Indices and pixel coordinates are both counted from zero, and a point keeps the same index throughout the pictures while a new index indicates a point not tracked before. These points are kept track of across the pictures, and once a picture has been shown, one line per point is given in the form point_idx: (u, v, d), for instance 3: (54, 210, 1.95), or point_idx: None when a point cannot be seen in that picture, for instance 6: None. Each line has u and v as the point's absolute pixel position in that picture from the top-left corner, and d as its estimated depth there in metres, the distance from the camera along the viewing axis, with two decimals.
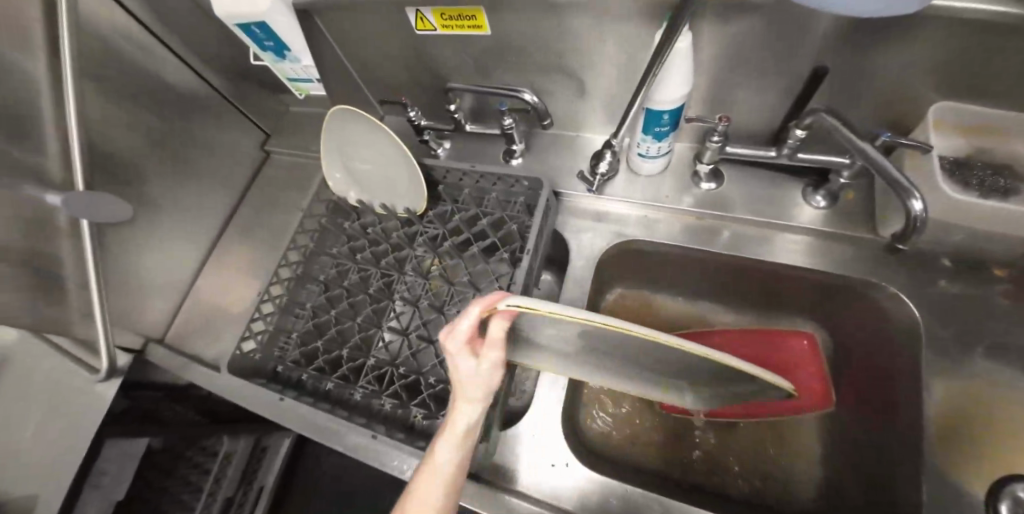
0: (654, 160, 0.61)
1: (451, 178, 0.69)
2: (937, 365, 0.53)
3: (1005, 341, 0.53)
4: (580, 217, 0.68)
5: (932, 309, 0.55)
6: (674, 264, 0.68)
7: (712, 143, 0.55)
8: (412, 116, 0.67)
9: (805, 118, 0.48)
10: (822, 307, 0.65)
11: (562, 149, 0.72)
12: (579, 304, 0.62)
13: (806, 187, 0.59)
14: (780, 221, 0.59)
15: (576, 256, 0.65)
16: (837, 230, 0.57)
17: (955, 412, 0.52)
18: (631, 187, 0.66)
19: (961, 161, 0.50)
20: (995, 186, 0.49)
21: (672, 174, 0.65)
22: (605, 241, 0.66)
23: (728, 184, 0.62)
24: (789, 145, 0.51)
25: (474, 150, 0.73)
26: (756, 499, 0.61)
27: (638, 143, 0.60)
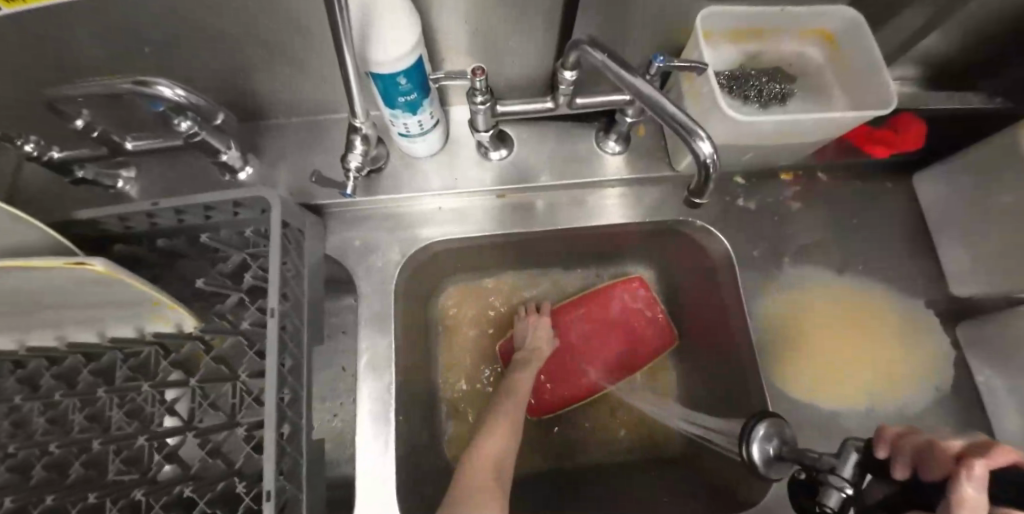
0: (424, 137, 0.47)
1: (136, 225, 0.44)
2: (758, 287, 0.51)
3: (804, 243, 0.53)
4: (359, 229, 0.52)
5: (742, 231, 0.52)
6: (490, 251, 0.57)
7: (478, 106, 0.42)
8: (31, 151, 0.41)
9: (568, 55, 0.37)
10: (649, 249, 0.59)
11: (306, 143, 0.52)
12: (386, 348, 0.47)
13: (598, 132, 0.51)
14: (582, 178, 0.50)
15: (366, 283, 0.49)
16: (642, 174, 0.50)
17: (780, 327, 0.51)
18: (410, 175, 0.51)
19: (736, 73, 0.46)
20: (771, 93, 0.45)
21: (455, 150, 0.52)
22: (399, 252, 0.51)
23: (519, 147, 0.52)
24: (564, 92, 0.41)
25: (175, 173, 0.50)
26: (639, 469, 0.57)
27: (391, 121, 0.44)
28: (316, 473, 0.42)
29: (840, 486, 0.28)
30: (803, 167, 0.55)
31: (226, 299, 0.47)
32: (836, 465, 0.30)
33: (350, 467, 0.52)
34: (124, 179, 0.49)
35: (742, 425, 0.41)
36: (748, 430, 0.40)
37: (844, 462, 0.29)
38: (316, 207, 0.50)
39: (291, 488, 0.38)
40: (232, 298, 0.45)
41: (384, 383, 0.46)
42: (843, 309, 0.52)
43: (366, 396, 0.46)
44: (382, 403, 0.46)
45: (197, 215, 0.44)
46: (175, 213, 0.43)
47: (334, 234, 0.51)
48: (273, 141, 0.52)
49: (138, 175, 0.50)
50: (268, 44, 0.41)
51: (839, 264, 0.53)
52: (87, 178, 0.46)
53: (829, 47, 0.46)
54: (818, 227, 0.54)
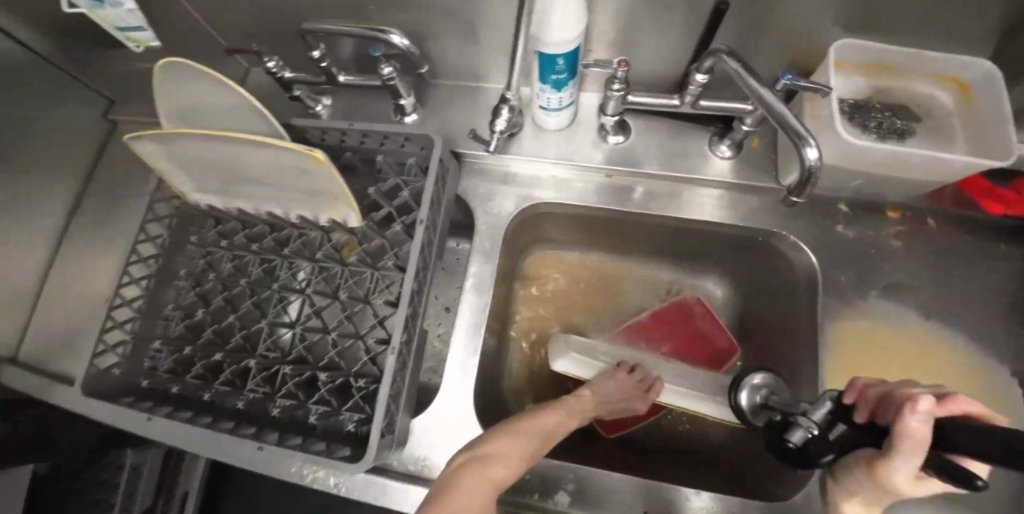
0: (558, 112, 0.55)
1: (330, 139, 0.58)
2: (834, 311, 0.54)
3: (893, 282, 0.55)
4: (485, 179, 0.62)
5: (831, 255, 0.55)
6: (587, 223, 0.64)
7: (613, 92, 0.49)
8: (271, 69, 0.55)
9: (704, 60, 0.42)
10: (734, 256, 0.63)
11: (462, 101, 0.63)
12: (488, 277, 0.57)
13: (713, 136, 0.56)
14: (687, 174, 0.56)
15: (482, 223, 0.59)
16: (743, 181, 0.55)
17: (848, 352, 0.53)
18: (537, 142, 0.60)
19: (861, 102, 0.49)
20: (891, 127, 0.49)
21: (580, 128, 0.60)
22: (513, 204, 0.60)
23: (637, 136, 0.58)
24: (691, 92, 0.47)
25: (358, 106, 0.63)
26: (674, 450, 0.62)
27: (537, 95, 0.53)
28: (416, 357, 0.52)
29: (808, 426, 0.37)
30: (911, 210, 0.56)
31: (376, 210, 0.59)
32: (810, 409, 0.39)
33: (433, 371, 0.63)
34: (322, 106, 0.63)
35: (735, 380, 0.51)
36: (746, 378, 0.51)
37: (817, 409, 0.38)
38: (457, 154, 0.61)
39: (400, 357, 0.49)
40: (382, 211, 0.57)
41: (479, 306, 0.56)
42: (920, 353, 0.53)
43: (464, 311, 0.55)
44: (475, 320, 0.55)
45: (374, 141, 0.57)
46: (360, 136, 0.57)
47: (465, 178, 0.62)
48: (435, 95, 0.63)
49: (333, 103, 0.64)
50: (459, 16, 0.51)
51: (926, 310, 0.54)
52: (300, 97, 0.61)
53: (963, 96, 0.48)
54: (913, 270, 0.55)
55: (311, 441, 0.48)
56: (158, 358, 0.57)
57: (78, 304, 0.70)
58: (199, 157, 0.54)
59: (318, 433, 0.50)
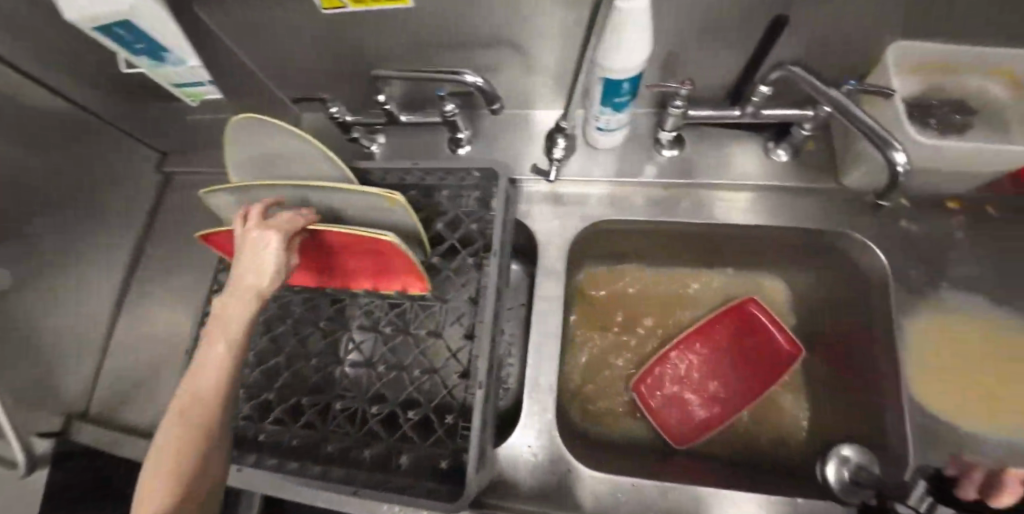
0: (613, 133, 0.57)
1: (392, 177, 0.60)
2: (907, 306, 0.54)
3: (963, 272, 0.55)
4: (542, 202, 0.63)
5: (898, 251, 0.55)
6: (644, 238, 0.64)
7: (674, 109, 0.50)
8: (335, 112, 0.58)
9: (770, 72, 0.44)
10: (793, 259, 0.64)
11: (513, 129, 0.64)
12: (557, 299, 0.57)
13: (766, 143, 0.57)
14: (744, 181, 0.57)
15: (545, 245, 0.60)
16: (802, 184, 0.56)
17: (926, 345, 0.53)
18: (591, 163, 0.61)
19: (919, 101, 0.50)
20: (950, 122, 0.50)
21: (633, 146, 0.61)
22: (574, 225, 0.61)
23: (691, 148, 0.59)
24: (754, 103, 0.48)
25: (411, 141, 0.65)
26: (755, 459, 0.61)
27: (595, 117, 0.54)
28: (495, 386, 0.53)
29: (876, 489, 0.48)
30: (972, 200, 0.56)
31: (441, 242, 0.59)
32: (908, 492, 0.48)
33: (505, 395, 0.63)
34: (378, 144, 0.65)
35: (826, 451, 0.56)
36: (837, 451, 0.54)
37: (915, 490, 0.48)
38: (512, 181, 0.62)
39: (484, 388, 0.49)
40: (447, 243, 0.58)
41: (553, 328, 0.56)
42: (996, 343, 0.53)
43: (539, 333, 0.56)
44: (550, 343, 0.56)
45: (435, 177, 0.58)
46: (422, 173, 0.58)
47: (522, 202, 0.63)
48: (485, 124, 0.65)
49: (387, 141, 0.65)
50: (517, 48, 0.53)
51: (999, 299, 0.54)
52: (358, 137, 0.63)
53: (1016, 88, 0.48)
54: (981, 260, 0.55)
55: (400, 479, 0.48)
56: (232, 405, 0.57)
57: (146, 353, 0.71)
58: None
59: (405, 471, 0.50)
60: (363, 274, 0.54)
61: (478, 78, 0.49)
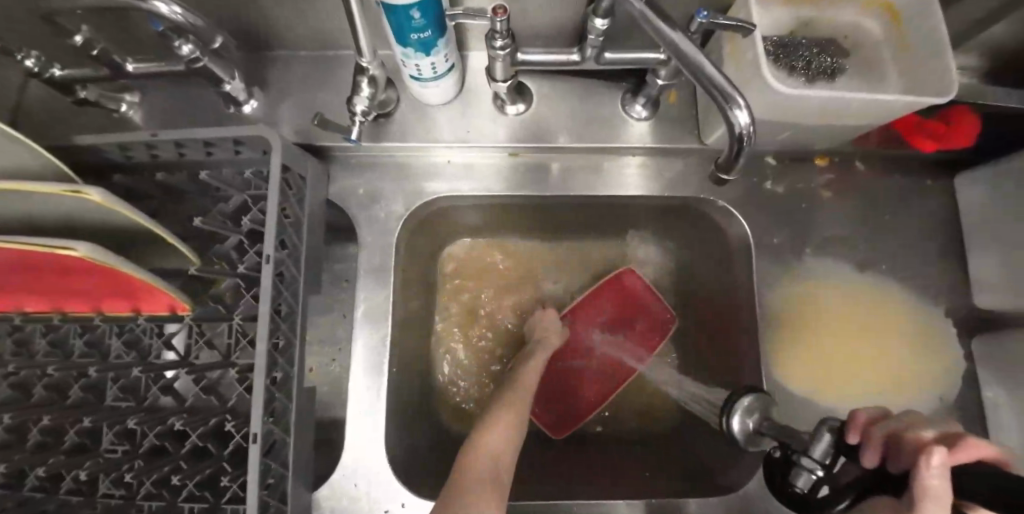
0: (436, 82, 0.43)
1: (137, 156, 0.43)
2: (773, 277, 0.49)
3: (828, 235, 0.51)
4: (363, 176, 0.49)
5: (766, 217, 0.50)
6: (498, 212, 0.54)
7: (497, 51, 0.38)
8: (30, 65, 0.40)
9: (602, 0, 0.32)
10: (664, 226, 0.57)
11: (315, 79, 0.49)
12: (385, 300, 0.46)
13: (625, 93, 0.47)
14: (601, 142, 0.47)
15: (368, 232, 0.48)
16: (666, 142, 0.47)
17: (790, 317, 0.49)
18: (420, 123, 0.48)
19: (785, 39, 0.42)
20: (821, 67, 0.42)
21: (469, 101, 0.48)
22: (404, 204, 0.49)
23: (540, 102, 0.48)
24: (593, 44, 0.37)
25: (175, 100, 0.48)
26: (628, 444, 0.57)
27: (402, 63, 0.40)
28: (303, 422, 0.42)
29: (810, 468, 0.29)
30: (840, 154, 0.51)
31: (224, 239, 0.45)
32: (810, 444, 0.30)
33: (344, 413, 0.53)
34: (128, 105, 0.49)
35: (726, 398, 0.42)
36: (732, 401, 0.41)
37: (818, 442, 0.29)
38: (318, 150, 0.48)
39: (274, 436, 0.38)
40: (230, 241, 0.44)
41: (379, 339, 0.46)
42: (857, 308, 0.50)
43: (360, 347, 0.45)
44: (374, 357, 0.45)
45: (197, 151, 0.42)
46: (175, 147, 0.42)
47: (337, 178, 0.49)
48: (278, 75, 0.49)
49: (142, 101, 0.49)
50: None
51: (861, 262, 0.51)
52: (89, 99, 0.46)
53: (891, 23, 0.42)
54: (845, 220, 0.51)
55: None
56: None
57: None
58: None
59: None
60: (107, 295, 0.41)
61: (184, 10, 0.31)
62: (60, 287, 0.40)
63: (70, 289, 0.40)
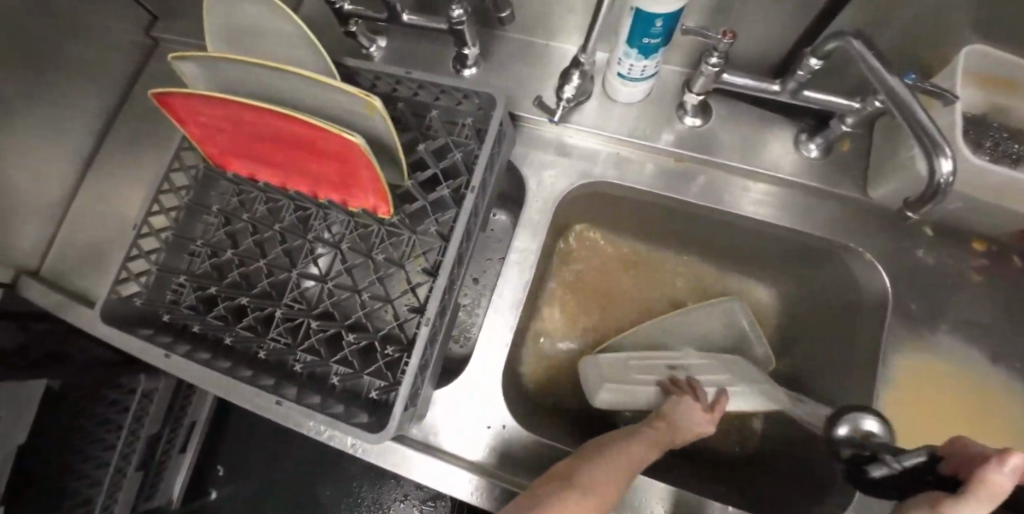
0: (636, 83, 0.50)
1: (382, 86, 0.54)
2: (897, 340, 0.50)
3: (966, 318, 0.51)
4: (541, 148, 0.57)
5: (905, 282, 0.51)
6: (642, 210, 0.60)
7: (709, 67, 0.43)
8: None
9: (826, 43, 0.38)
10: (791, 266, 0.60)
11: (525, 60, 0.58)
12: (534, 254, 0.53)
13: (799, 133, 0.52)
14: (765, 170, 0.52)
15: (534, 194, 0.55)
16: (827, 186, 0.51)
17: (907, 385, 0.49)
18: (604, 115, 0.55)
19: (977, 119, 0.44)
20: (1007, 151, 0.44)
21: (653, 106, 0.55)
22: (569, 179, 0.56)
23: (716, 122, 0.53)
24: (797, 79, 0.42)
25: (414, 51, 0.59)
26: (698, 459, 0.59)
27: (619, 60, 0.47)
28: (448, 329, 0.49)
29: (892, 465, 0.33)
30: (999, 243, 0.51)
31: (424, 168, 0.55)
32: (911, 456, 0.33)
33: (460, 340, 0.61)
34: (377, 47, 0.59)
35: (833, 412, 0.41)
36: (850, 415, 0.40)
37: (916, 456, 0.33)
38: (514, 117, 0.57)
39: (432, 328, 0.45)
40: (429, 171, 0.53)
41: (521, 284, 0.53)
42: (978, 399, 0.49)
43: (505, 286, 0.53)
44: (514, 297, 0.52)
45: (430, 95, 0.53)
46: (415, 86, 0.52)
47: (520, 144, 0.57)
48: (498, 51, 0.58)
49: (388, 46, 0.60)
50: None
51: (995, 354, 0.50)
52: (356, 33, 0.56)
53: None
54: (989, 310, 0.51)
55: (329, 401, 0.47)
56: (178, 292, 0.57)
57: (103, 224, 0.68)
58: (241, 87, 0.50)
59: (337, 393, 0.48)
60: (329, 183, 0.51)
61: None
62: (300, 164, 0.51)
63: (304, 168, 0.51)
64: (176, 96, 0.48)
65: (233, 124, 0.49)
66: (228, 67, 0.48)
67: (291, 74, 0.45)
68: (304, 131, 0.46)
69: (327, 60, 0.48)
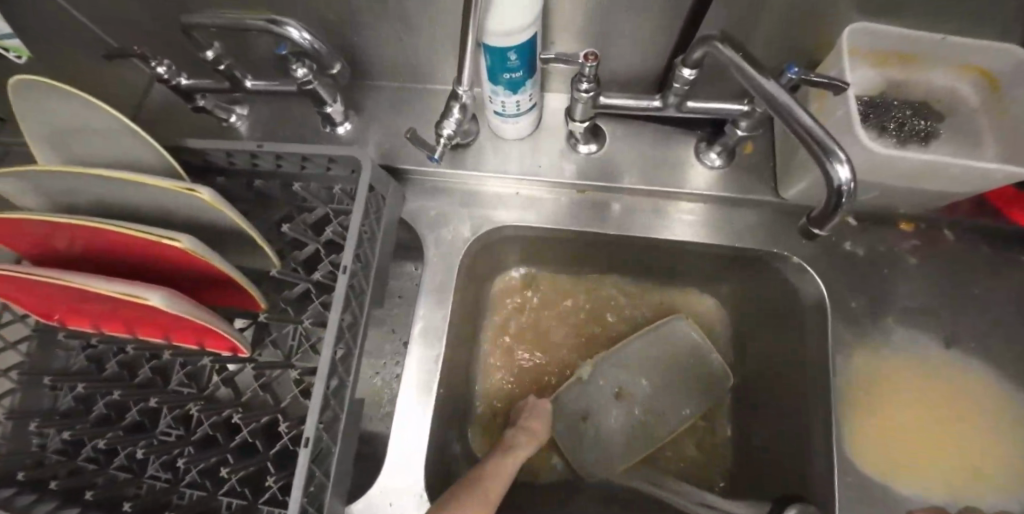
0: (516, 119, 0.45)
1: (240, 162, 0.47)
2: (845, 342, 0.46)
3: (911, 305, 0.47)
4: (435, 199, 0.52)
5: (840, 278, 0.47)
6: (558, 245, 0.55)
7: (582, 94, 0.39)
8: (159, 71, 0.46)
9: (692, 52, 0.34)
10: (722, 277, 0.56)
11: (403, 107, 0.53)
12: (441, 320, 0.47)
13: (700, 142, 0.48)
14: (669, 187, 0.48)
15: (432, 251, 0.50)
16: (737, 193, 0.47)
17: (862, 387, 0.46)
18: (495, 154, 0.50)
19: (874, 100, 0.42)
20: (912, 130, 0.41)
21: (544, 137, 0.50)
22: (469, 229, 0.51)
23: (611, 145, 0.49)
24: (676, 93, 0.38)
25: (281, 116, 0.53)
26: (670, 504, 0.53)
27: (490, 98, 0.43)
28: (348, 431, 0.42)
29: None
30: (927, 220, 0.49)
31: (303, 246, 0.48)
32: None
33: (384, 423, 0.54)
34: (237, 115, 0.53)
35: None
36: None
37: None
38: (397, 172, 0.51)
39: (322, 442, 0.38)
40: (309, 248, 0.46)
41: (433, 357, 0.46)
42: (937, 387, 0.46)
43: (413, 362, 0.46)
44: (427, 372, 0.46)
45: (293, 165, 0.46)
46: (276, 158, 0.46)
47: (411, 198, 0.52)
48: (373, 102, 0.53)
49: (250, 113, 0.54)
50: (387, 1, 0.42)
51: (947, 337, 0.47)
52: (206, 107, 0.51)
53: (988, 89, 0.41)
54: (931, 292, 0.48)
55: None
56: (44, 437, 0.51)
57: None
58: (64, 192, 0.43)
59: None
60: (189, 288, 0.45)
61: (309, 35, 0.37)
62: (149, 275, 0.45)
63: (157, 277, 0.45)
64: None
65: (51, 241, 0.41)
66: (39, 175, 0.41)
67: (102, 175, 0.38)
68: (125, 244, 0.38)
69: (157, 147, 0.41)
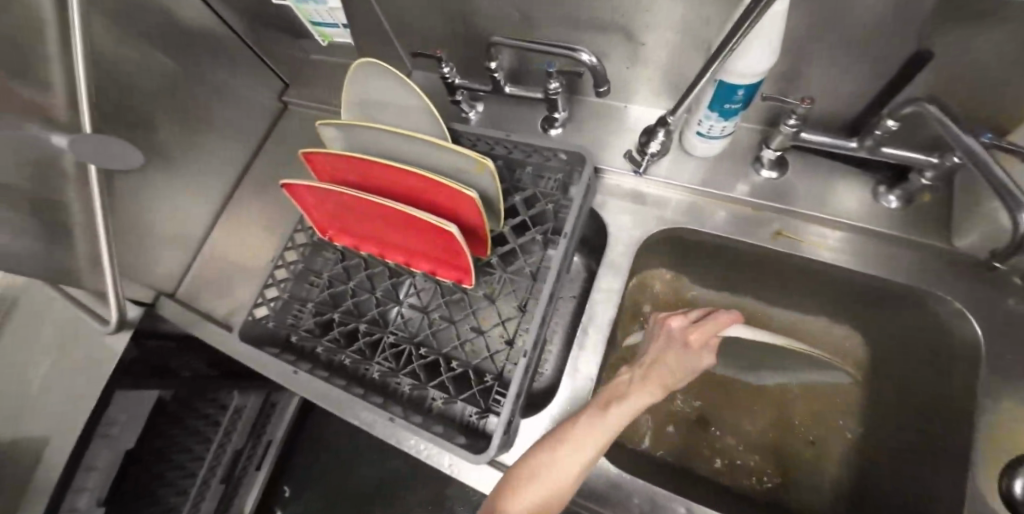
0: (714, 141, 0.55)
1: (482, 146, 0.63)
2: (1000, 392, 0.48)
3: None
4: (620, 197, 0.63)
5: (1005, 333, 0.50)
6: (718, 256, 0.63)
7: (787, 128, 0.48)
8: (446, 73, 0.61)
9: (902, 107, 0.42)
10: (867, 315, 0.61)
11: (604, 120, 0.66)
12: (617, 293, 0.58)
13: (878, 183, 0.54)
14: (842, 217, 0.54)
15: (616, 239, 0.61)
16: (904, 232, 0.53)
17: None
18: (681, 168, 0.60)
19: None
20: None
21: (729, 160, 0.59)
22: (647, 226, 0.61)
23: (791, 173, 0.57)
24: (876, 136, 0.46)
25: (510, 115, 0.68)
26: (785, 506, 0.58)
27: (699, 121, 0.53)
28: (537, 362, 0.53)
29: None
30: None
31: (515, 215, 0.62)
32: None
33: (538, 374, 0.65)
34: (475, 111, 0.69)
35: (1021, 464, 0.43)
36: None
37: None
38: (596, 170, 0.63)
39: (528, 360, 0.50)
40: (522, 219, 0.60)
41: (606, 320, 0.57)
42: None
43: (590, 322, 0.57)
44: (599, 331, 0.57)
45: (523, 153, 0.61)
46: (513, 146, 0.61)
47: (602, 194, 0.63)
48: (582, 112, 0.67)
49: (484, 110, 0.69)
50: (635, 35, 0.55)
51: None
52: (461, 101, 0.67)
53: None
54: None
55: (429, 422, 0.52)
56: (298, 316, 0.64)
57: (229, 257, 0.80)
58: (367, 145, 0.59)
59: (434, 416, 0.54)
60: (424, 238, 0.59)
61: (592, 59, 0.51)
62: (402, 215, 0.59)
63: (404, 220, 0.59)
64: (320, 154, 0.58)
65: (359, 177, 0.58)
66: (359, 130, 0.58)
67: (413, 137, 0.55)
68: (419, 185, 0.54)
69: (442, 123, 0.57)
